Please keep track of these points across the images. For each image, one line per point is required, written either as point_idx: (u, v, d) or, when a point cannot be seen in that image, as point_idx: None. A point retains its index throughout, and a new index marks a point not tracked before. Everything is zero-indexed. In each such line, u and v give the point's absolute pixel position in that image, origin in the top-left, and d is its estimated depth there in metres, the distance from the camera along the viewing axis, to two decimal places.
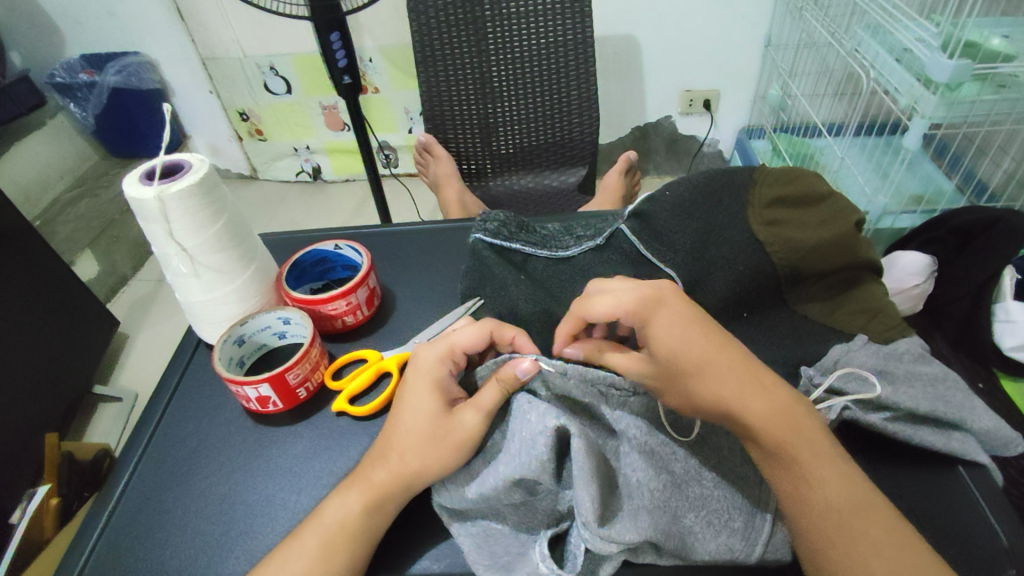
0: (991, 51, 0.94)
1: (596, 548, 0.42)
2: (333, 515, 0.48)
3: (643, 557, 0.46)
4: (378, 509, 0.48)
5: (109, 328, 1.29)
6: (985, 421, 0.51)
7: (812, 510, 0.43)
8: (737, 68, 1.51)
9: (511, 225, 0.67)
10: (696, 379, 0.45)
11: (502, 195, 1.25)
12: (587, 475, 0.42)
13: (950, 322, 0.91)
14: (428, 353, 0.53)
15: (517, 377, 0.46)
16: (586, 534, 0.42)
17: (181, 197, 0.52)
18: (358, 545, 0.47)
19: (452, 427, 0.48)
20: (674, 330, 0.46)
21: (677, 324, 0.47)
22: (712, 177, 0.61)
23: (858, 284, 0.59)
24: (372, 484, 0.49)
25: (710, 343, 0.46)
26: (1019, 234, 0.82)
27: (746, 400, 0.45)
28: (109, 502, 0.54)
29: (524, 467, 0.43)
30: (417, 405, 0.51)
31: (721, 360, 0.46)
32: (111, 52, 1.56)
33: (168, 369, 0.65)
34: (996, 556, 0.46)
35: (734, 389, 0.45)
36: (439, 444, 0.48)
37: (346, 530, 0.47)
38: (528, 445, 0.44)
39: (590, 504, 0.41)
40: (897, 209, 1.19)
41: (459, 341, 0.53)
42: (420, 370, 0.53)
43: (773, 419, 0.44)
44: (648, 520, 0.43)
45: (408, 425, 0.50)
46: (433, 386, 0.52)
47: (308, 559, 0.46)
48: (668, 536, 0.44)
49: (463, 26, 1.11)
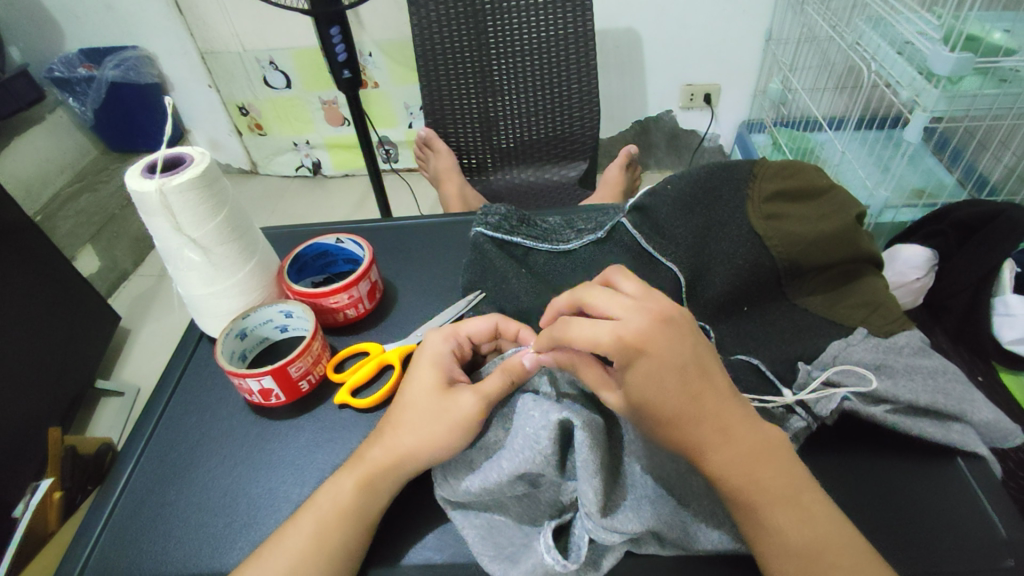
0: (993, 45, 0.94)
1: (599, 538, 0.43)
2: (330, 498, 0.48)
3: (646, 547, 0.46)
4: (372, 488, 0.48)
5: (111, 323, 1.29)
6: (985, 413, 0.51)
7: (787, 520, 0.42)
8: (738, 62, 1.51)
9: (512, 219, 0.66)
10: (669, 425, 0.43)
11: (503, 189, 1.25)
12: (590, 468, 0.43)
13: (950, 316, 0.92)
14: (434, 335, 0.55)
15: (524, 367, 0.48)
16: (589, 523, 0.43)
17: (183, 191, 0.52)
18: (352, 526, 0.47)
19: (449, 406, 0.49)
20: (649, 379, 0.42)
21: (655, 371, 0.42)
22: (713, 172, 0.61)
23: (859, 278, 0.59)
24: (367, 463, 0.49)
25: (697, 390, 0.43)
26: (1019, 226, 0.82)
27: (718, 449, 0.43)
28: (113, 495, 0.54)
29: (528, 461, 0.43)
30: (416, 385, 0.52)
31: (705, 408, 0.43)
32: (111, 46, 1.56)
33: (170, 363, 0.65)
34: (996, 547, 0.47)
35: (709, 434, 0.43)
36: (435, 421, 0.49)
37: (341, 511, 0.47)
38: (530, 440, 0.44)
39: (593, 496, 0.42)
40: (898, 204, 1.19)
41: (466, 327, 0.55)
42: (425, 351, 0.54)
43: (742, 464, 0.43)
44: (651, 511, 0.44)
45: (406, 402, 0.51)
46: (433, 365, 0.53)
47: (304, 539, 0.46)
48: (671, 527, 0.45)
49: (463, 20, 1.11)
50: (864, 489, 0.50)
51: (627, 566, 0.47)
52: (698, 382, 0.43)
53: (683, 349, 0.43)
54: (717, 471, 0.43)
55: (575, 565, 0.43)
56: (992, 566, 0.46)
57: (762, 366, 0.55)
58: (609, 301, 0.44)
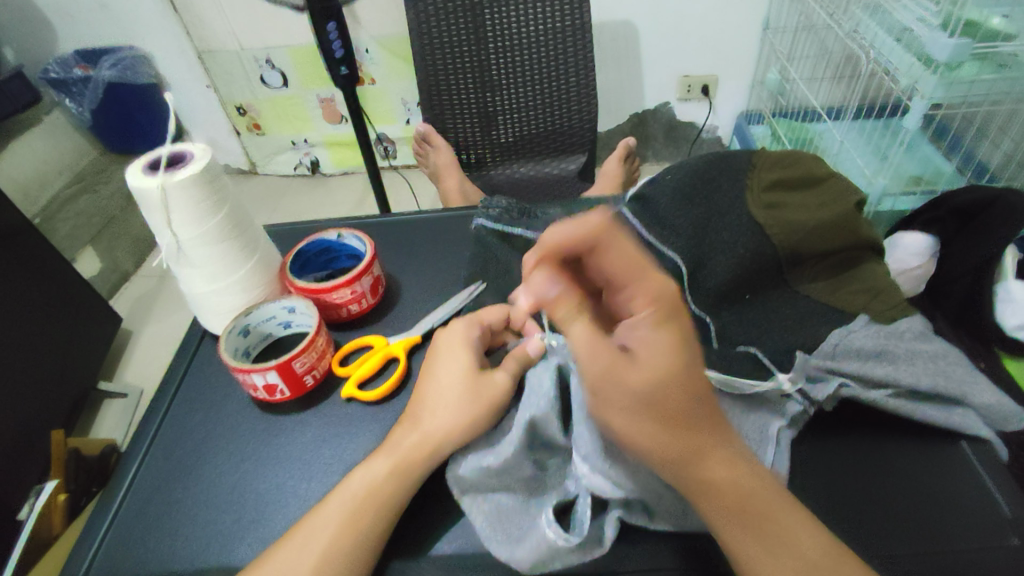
0: (991, 30, 0.93)
1: (596, 490, 0.45)
2: (360, 482, 0.48)
3: (636, 516, 0.46)
4: (406, 474, 0.48)
5: (113, 325, 1.29)
6: (986, 397, 0.52)
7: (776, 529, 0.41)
8: (737, 52, 1.51)
9: (512, 211, 0.67)
10: (628, 392, 0.38)
11: (504, 184, 1.23)
12: (585, 413, 0.46)
13: (950, 302, 0.92)
14: (458, 321, 0.56)
15: (531, 355, 0.53)
16: (585, 470, 0.45)
17: (186, 185, 0.52)
18: (383, 510, 0.47)
19: (485, 386, 0.51)
20: (657, 339, 0.39)
21: (669, 337, 0.40)
22: (711, 163, 0.63)
23: (859, 264, 0.59)
24: (402, 448, 0.49)
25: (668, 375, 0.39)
26: (1017, 211, 0.84)
27: (673, 447, 0.40)
28: (120, 493, 0.55)
29: (534, 406, 0.47)
30: (449, 364, 0.53)
31: (669, 403, 0.40)
32: (106, 46, 1.55)
33: (175, 361, 0.66)
34: (1001, 526, 0.47)
35: (660, 427, 0.40)
36: (471, 399, 0.50)
37: (372, 496, 0.47)
38: (536, 391, 0.48)
39: (590, 439, 0.45)
40: (897, 191, 1.21)
41: (485, 313, 0.57)
42: (452, 333, 0.55)
43: (729, 483, 0.41)
44: (647, 475, 0.44)
45: (437, 382, 0.52)
46: (463, 347, 0.53)
47: (334, 524, 0.46)
48: (661, 494, 0.45)
49: (462, 13, 1.11)
50: (866, 475, 0.50)
51: (632, 553, 0.47)
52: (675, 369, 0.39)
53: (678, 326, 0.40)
54: (702, 479, 0.41)
55: (578, 540, 0.43)
56: (998, 547, 0.46)
57: (762, 356, 0.54)
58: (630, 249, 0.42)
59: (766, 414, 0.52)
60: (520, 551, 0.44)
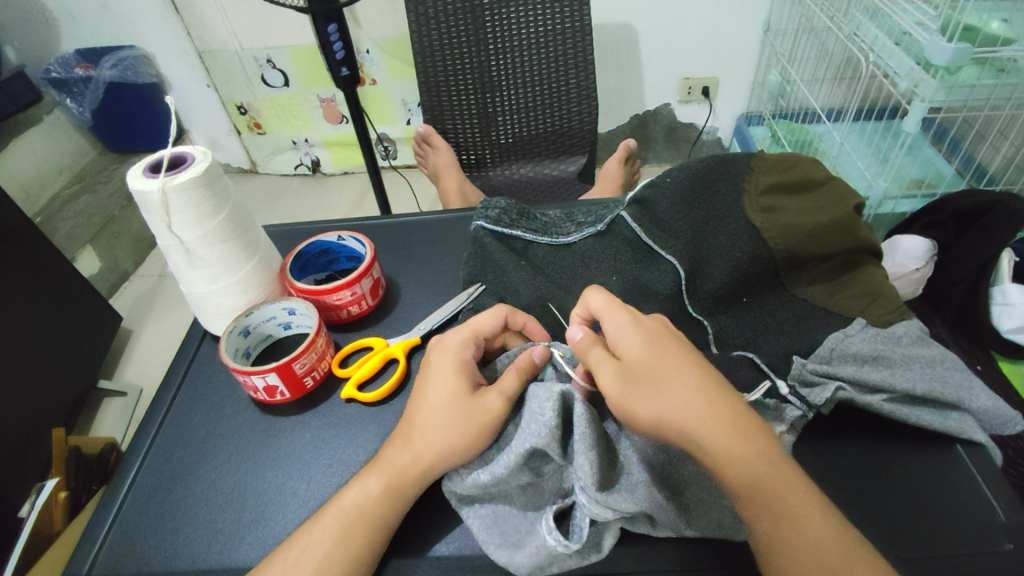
0: (991, 34, 0.93)
1: (595, 517, 0.42)
2: (353, 499, 0.48)
3: (638, 526, 0.45)
4: (399, 491, 0.49)
5: (115, 324, 1.30)
6: (983, 401, 0.52)
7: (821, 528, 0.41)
8: (737, 55, 1.51)
9: (511, 211, 0.69)
10: (641, 384, 0.44)
11: (502, 185, 1.25)
12: (586, 441, 0.43)
13: (949, 306, 0.92)
14: (453, 337, 0.54)
15: (534, 361, 0.51)
16: (584, 500, 0.43)
17: (185, 189, 0.52)
18: (377, 529, 0.47)
19: (477, 409, 0.49)
20: (628, 320, 0.47)
21: (637, 315, 0.48)
22: (710, 166, 0.63)
23: (859, 268, 0.59)
24: (393, 467, 0.49)
25: (684, 374, 0.44)
26: (1017, 216, 0.82)
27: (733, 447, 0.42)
28: (122, 491, 0.55)
29: (534, 435, 0.44)
30: (440, 385, 0.52)
31: (701, 414, 0.42)
32: (107, 45, 1.56)
33: (176, 361, 0.66)
34: (995, 531, 0.47)
35: (686, 415, 0.42)
36: (462, 422, 0.49)
37: (366, 512, 0.47)
38: (536, 415, 0.46)
39: (588, 466, 0.42)
40: (897, 194, 1.19)
41: (480, 326, 0.55)
42: (446, 352, 0.54)
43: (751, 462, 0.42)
44: (645, 492, 0.44)
45: (429, 404, 0.51)
46: (456, 370, 0.52)
47: (328, 540, 0.46)
48: (664, 511, 0.44)
49: (462, 15, 1.11)
50: (861, 478, 0.51)
51: (629, 555, 0.47)
52: (693, 379, 0.44)
53: (671, 346, 0.46)
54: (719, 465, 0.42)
55: (577, 547, 0.42)
56: (992, 551, 0.46)
57: (759, 360, 0.56)
58: (599, 299, 0.49)
59: (766, 419, 0.51)
60: (518, 556, 0.45)
